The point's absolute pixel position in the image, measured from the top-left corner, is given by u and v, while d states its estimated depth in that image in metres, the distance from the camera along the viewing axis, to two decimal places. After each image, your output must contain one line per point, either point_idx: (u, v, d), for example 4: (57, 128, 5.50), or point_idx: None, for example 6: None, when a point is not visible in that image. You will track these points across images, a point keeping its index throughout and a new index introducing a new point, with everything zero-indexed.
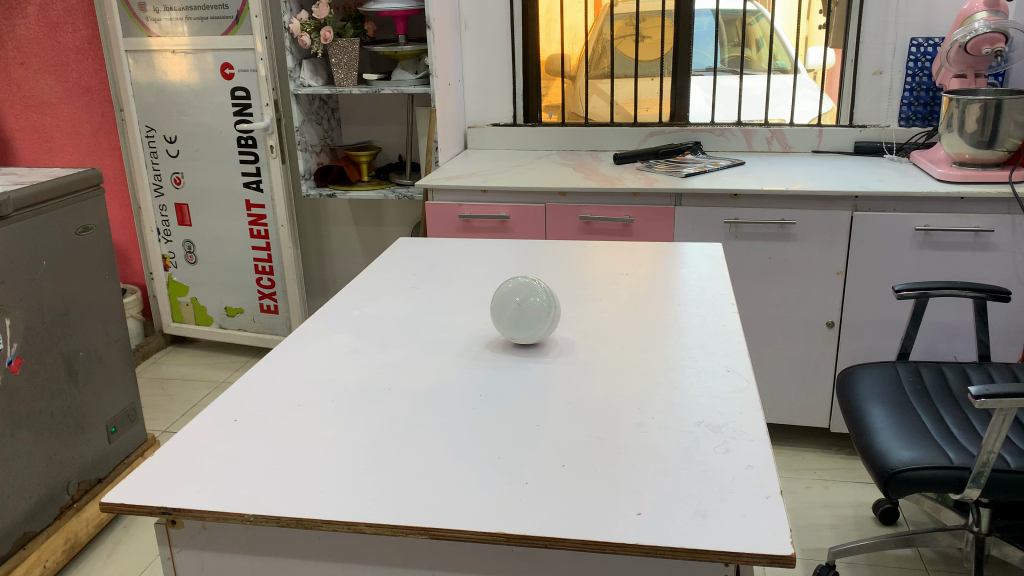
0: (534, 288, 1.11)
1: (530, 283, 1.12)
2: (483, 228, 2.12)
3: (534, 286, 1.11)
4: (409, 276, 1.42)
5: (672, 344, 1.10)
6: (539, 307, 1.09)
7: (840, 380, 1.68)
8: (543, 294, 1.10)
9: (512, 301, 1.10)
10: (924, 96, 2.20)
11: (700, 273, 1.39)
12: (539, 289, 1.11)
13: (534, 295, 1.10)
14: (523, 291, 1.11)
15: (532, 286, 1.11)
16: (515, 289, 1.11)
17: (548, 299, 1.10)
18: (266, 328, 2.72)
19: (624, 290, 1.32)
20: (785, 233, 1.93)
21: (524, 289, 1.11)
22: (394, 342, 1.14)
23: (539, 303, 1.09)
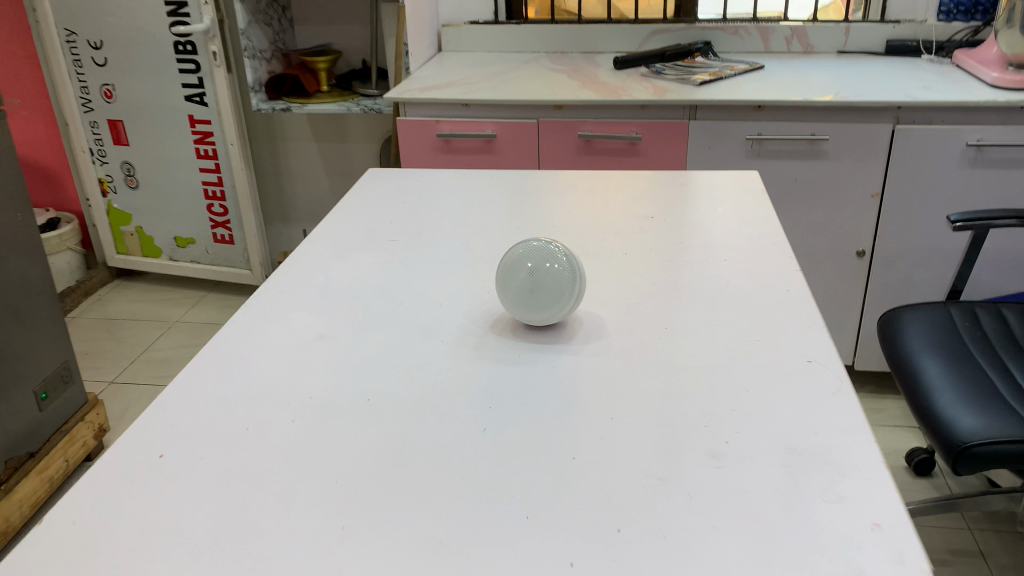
0: (551, 252, 0.86)
1: (548, 246, 0.87)
2: (465, 148, 1.84)
3: (553, 250, 0.86)
4: (385, 222, 1.16)
5: (726, 320, 0.87)
6: (556, 278, 0.84)
7: (883, 327, 1.46)
8: (565, 261, 0.85)
9: (522, 268, 0.86)
10: None
11: (739, 213, 1.15)
12: (559, 253, 0.86)
13: (551, 262, 0.85)
14: (537, 255, 0.86)
15: (548, 249, 0.86)
16: (526, 253, 0.87)
17: (572, 269, 0.85)
18: (222, 260, 2.46)
19: (652, 239, 1.08)
20: (815, 151, 1.68)
21: (537, 253, 0.86)
22: (370, 322, 0.89)
23: (556, 274, 0.85)
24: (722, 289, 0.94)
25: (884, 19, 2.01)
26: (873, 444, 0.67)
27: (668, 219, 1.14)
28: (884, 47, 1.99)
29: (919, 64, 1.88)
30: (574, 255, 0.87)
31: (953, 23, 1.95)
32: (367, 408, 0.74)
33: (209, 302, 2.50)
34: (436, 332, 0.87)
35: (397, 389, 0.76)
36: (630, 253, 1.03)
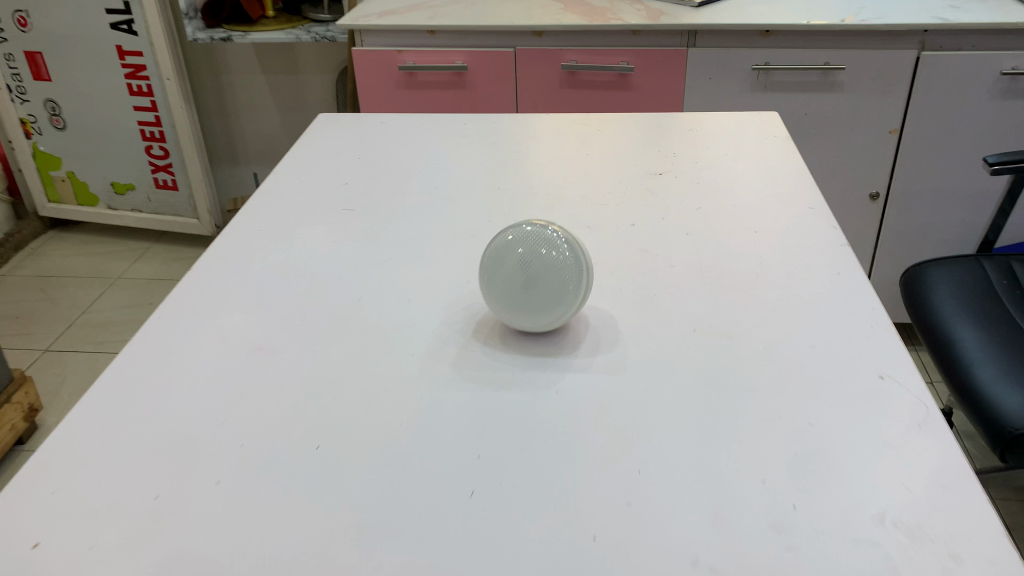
0: (549, 242, 0.66)
1: (545, 230, 0.67)
2: (432, 83, 1.62)
3: (552, 239, 0.66)
4: (339, 185, 0.96)
5: (768, 316, 0.70)
6: (552, 281, 0.66)
7: (907, 288, 1.30)
8: (566, 256, 0.66)
9: (513, 257, 0.67)
10: None
11: (761, 167, 0.97)
12: (559, 243, 0.66)
13: (548, 256, 0.66)
14: (530, 245, 0.67)
15: (546, 237, 0.66)
16: (517, 238, 0.67)
17: (575, 265, 0.66)
18: (166, 207, 2.23)
19: (662, 203, 0.89)
20: (829, 82, 1.49)
21: (531, 242, 0.67)
22: (321, 328, 0.70)
23: (553, 273, 0.66)
24: (755, 272, 0.76)
25: None
26: (987, 508, 0.51)
27: (678, 176, 0.95)
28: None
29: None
30: (579, 243, 0.67)
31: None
32: (319, 460, 0.56)
33: (155, 254, 2.28)
34: (406, 339, 0.69)
35: (358, 429, 0.59)
36: (639, 223, 0.85)
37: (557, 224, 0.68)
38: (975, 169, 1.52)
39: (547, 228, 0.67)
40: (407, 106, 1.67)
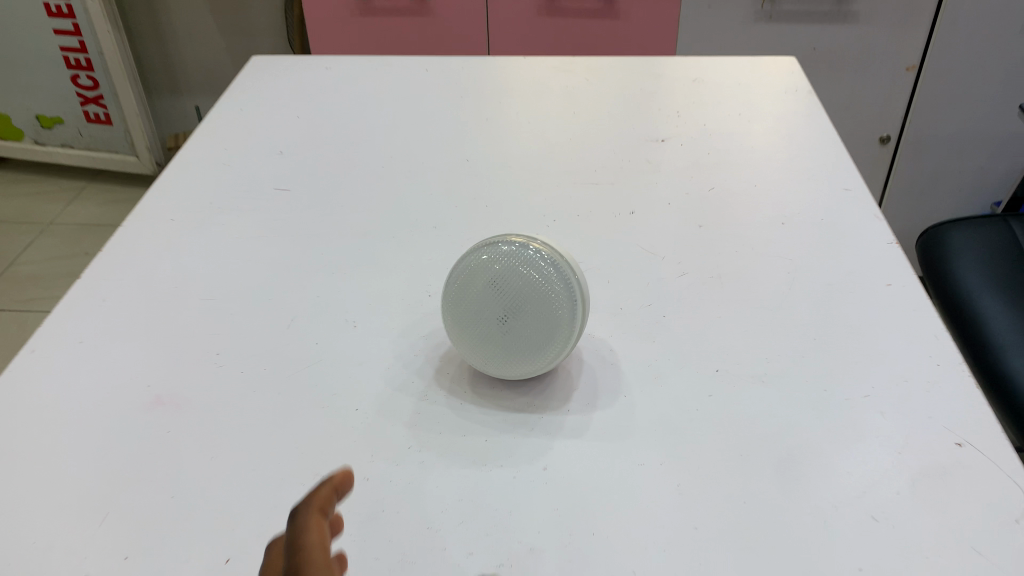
0: (531, 267, 0.50)
1: (526, 249, 0.51)
2: (390, 8, 1.42)
3: (535, 262, 0.51)
4: (273, 156, 0.79)
5: (806, 348, 0.55)
6: (536, 316, 0.51)
7: (927, 253, 1.15)
8: (553, 285, 0.50)
9: (487, 275, 0.51)
10: None
11: (783, 133, 0.81)
12: (546, 267, 0.51)
13: (530, 287, 0.50)
14: (505, 271, 0.51)
15: (527, 258, 0.51)
16: (486, 262, 0.51)
17: (566, 292, 0.51)
18: (100, 144, 2.01)
19: (666, 182, 0.73)
20: (842, 12, 1.32)
21: (506, 266, 0.51)
22: (242, 366, 0.55)
23: (537, 307, 0.51)
24: (787, 283, 0.61)
25: None
26: None
27: (684, 143, 0.79)
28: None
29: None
30: (570, 265, 0.52)
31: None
32: None
33: (91, 195, 2.08)
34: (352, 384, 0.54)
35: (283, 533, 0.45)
36: (639, 211, 0.70)
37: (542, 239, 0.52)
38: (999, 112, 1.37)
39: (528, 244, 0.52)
40: (363, 36, 1.46)
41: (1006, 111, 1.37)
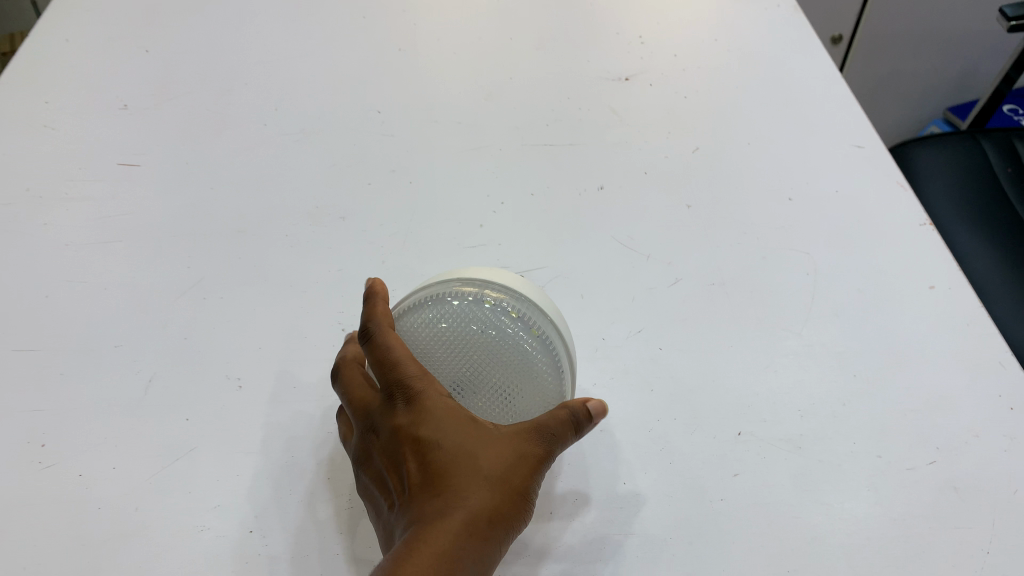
0: (490, 326, 0.35)
1: (482, 299, 0.36)
2: None
3: (494, 318, 0.36)
4: (116, 113, 0.60)
5: (847, 385, 0.43)
6: (501, 394, 0.36)
7: None
8: (520, 349, 0.35)
9: (439, 331, 0.36)
10: None
11: (765, 62, 0.65)
12: (510, 324, 0.36)
13: (489, 355, 0.35)
14: (451, 332, 0.36)
15: (482, 313, 0.36)
16: (426, 320, 0.37)
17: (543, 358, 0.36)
18: None
19: (639, 141, 0.58)
20: None
21: (453, 325, 0.36)
22: (95, 461, 0.40)
23: (501, 383, 0.35)
24: (810, 286, 0.48)
25: None
26: None
27: (653, 83, 0.63)
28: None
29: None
30: (546, 319, 0.37)
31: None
32: None
33: None
34: (258, 479, 0.39)
35: None
36: (610, 183, 0.55)
37: (504, 283, 0.37)
38: (961, 9, 1.24)
39: (486, 291, 0.37)
40: None
41: (968, 7, 1.24)
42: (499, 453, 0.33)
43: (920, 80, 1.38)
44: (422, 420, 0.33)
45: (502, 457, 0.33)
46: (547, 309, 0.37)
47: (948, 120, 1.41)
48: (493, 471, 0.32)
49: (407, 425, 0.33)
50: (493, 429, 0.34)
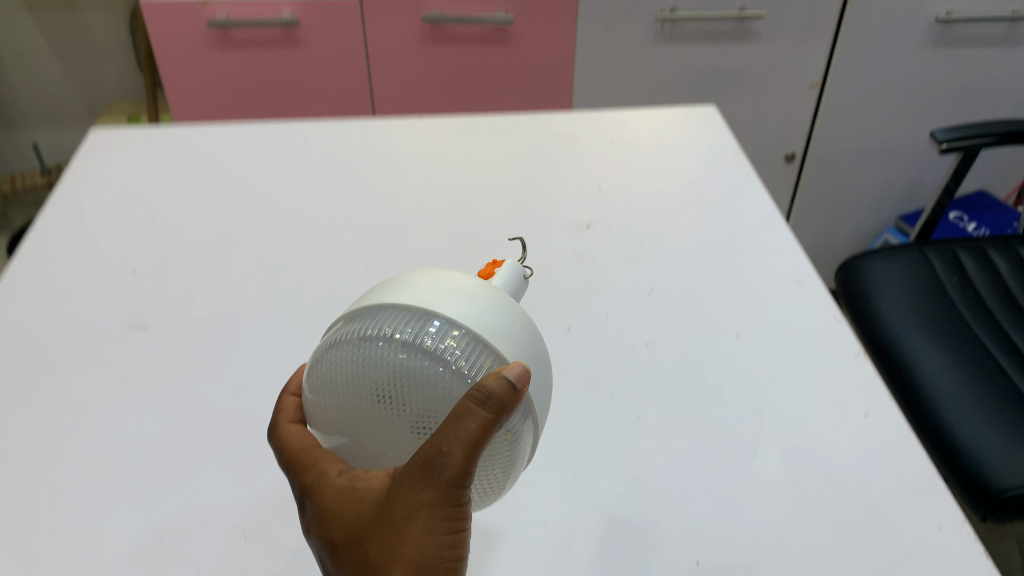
0: (394, 352, 0.34)
1: (381, 322, 0.35)
2: (253, 40, 1.28)
3: (394, 339, 0.34)
4: (125, 278, 0.66)
5: (790, 511, 0.47)
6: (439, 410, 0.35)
7: (848, 291, 1.11)
8: (434, 364, 0.34)
9: (381, 373, 0.34)
10: None
11: (713, 201, 0.73)
12: (412, 340, 0.34)
13: (403, 381, 0.34)
14: (360, 371, 0.34)
15: (382, 340, 0.34)
16: (335, 365, 0.36)
17: (462, 356, 0.34)
18: None
19: (601, 283, 0.64)
20: (743, 32, 1.31)
21: (359, 366, 0.35)
22: None
23: (433, 400, 0.34)
24: (756, 419, 0.53)
25: None
26: None
27: (612, 229, 0.70)
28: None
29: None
30: (447, 314, 0.35)
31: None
32: None
33: None
34: None
35: None
36: (575, 326, 0.60)
37: (398, 297, 0.36)
38: (899, 126, 1.41)
39: (381, 313, 0.36)
40: (224, 70, 1.32)
41: (905, 124, 1.41)
42: (392, 504, 0.35)
43: (874, 190, 1.51)
44: (320, 512, 0.37)
45: (398, 507, 0.35)
46: (451, 301, 0.36)
47: (900, 228, 1.52)
48: (394, 523, 0.35)
49: (315, 519, 0.38)
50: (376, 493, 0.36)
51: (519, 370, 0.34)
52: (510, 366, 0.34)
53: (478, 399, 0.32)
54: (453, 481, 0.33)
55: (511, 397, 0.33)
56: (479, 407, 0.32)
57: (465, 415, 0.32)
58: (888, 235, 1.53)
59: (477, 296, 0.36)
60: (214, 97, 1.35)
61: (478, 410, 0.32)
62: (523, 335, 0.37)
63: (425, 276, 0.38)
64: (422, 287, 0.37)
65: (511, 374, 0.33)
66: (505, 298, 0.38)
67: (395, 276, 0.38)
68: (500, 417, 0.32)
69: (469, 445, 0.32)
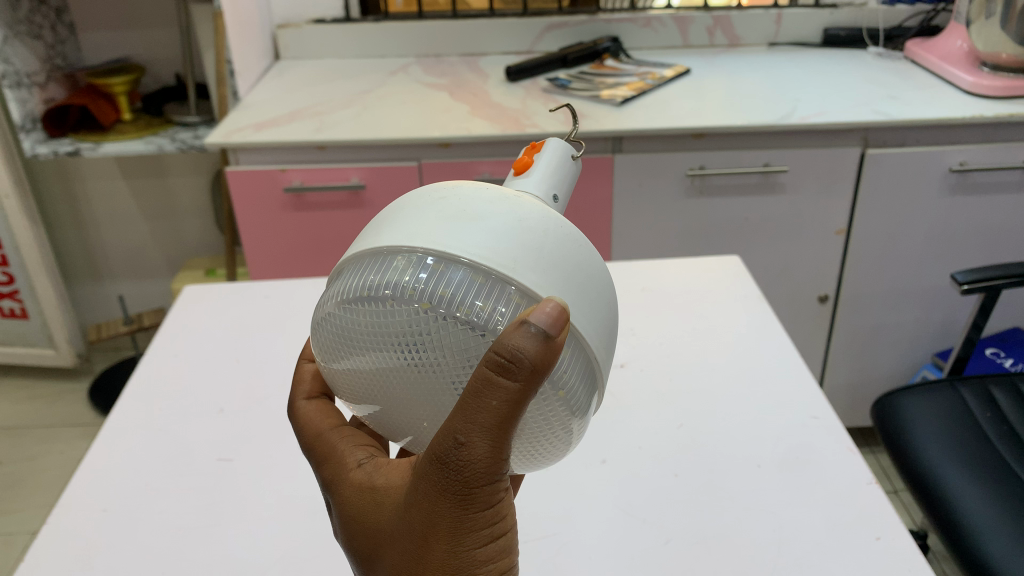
0: (406, 298, 0.38)
1: (396, 270, 0.40)
2: (324, 203, 1.43)
3: (406, 285, 0.39)
4: (213, 417, 0.76)
5: None
6: (454, 353, 0.39)
7: (883, 427, 1.14)
8: (442, 309, 0.38)
9: (398, 319, 0.38)
10: None
11: (732, 342, 0.81)
12: (423, 286, 0.38)
13: (414, 325, 0.38)
14: (382, 317, 0.39)
15: (395, 286, 0.39)
16: (358, 315, 0.40)
17: (473, 299, 0.38)
18: (17, 339, 1.93)
19: (635, 418, 0.71)
20: (769, 184, 1.42)
21: (378, 317, 0.39)
22: None
23: (446, 341, 0.38)
24: (775, 543, 0.58)
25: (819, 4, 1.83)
26: None
27: (643, 368, 0.77)
28: (821, 36, 1.83)
29: (867, 59, 1.72)
30: (459, 255, 0.39)
31: (898, 4, 1.80)
32: None
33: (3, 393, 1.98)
34: None
35: None
36: (611, 457, 0.67)
37: (412, 242, 0.40)
38: (927, 267, 1.49)
39: (396, 260, 0.40)
40: (295, 229, 1.46)
41: (932, 265, 1.48)
42: (408, 508, 0.43)
43: (909, 328, 1.56)
44: (344, 507, 0.46)
45: (415, 509, 0.42)
46: (463, 237, 0.40)
47: (937, 364, 1.55)
48: (414, 525, 0.43)
49: (341, 510, 0.46)
50: (391, 499, 0.44)
51: (546, 316, 0.36)
52: (539, 312, 0.36)
53: (500, 366, 0.36)
54: (471, 469, 0.39)
55: (536, 356, 0.35)
56: (504, 378, 0.36)
57: (492, 386, 0.36)
58: (926, 372, 1.56)
59: (491, 230, 0.40)
60: (285, 253, 1.49)
61: (503, 380, 0.36)
62: (546, 262, 0.41)
63: (443, 214, 0.42)
64: (437, 229, 0.41)
65: (538, 321, 0.36)
66: (525, 224, 0.41)
67: (413, 214, 0.43)
68: (525, 383, 0.36)
69: (489, 420, 0.37)
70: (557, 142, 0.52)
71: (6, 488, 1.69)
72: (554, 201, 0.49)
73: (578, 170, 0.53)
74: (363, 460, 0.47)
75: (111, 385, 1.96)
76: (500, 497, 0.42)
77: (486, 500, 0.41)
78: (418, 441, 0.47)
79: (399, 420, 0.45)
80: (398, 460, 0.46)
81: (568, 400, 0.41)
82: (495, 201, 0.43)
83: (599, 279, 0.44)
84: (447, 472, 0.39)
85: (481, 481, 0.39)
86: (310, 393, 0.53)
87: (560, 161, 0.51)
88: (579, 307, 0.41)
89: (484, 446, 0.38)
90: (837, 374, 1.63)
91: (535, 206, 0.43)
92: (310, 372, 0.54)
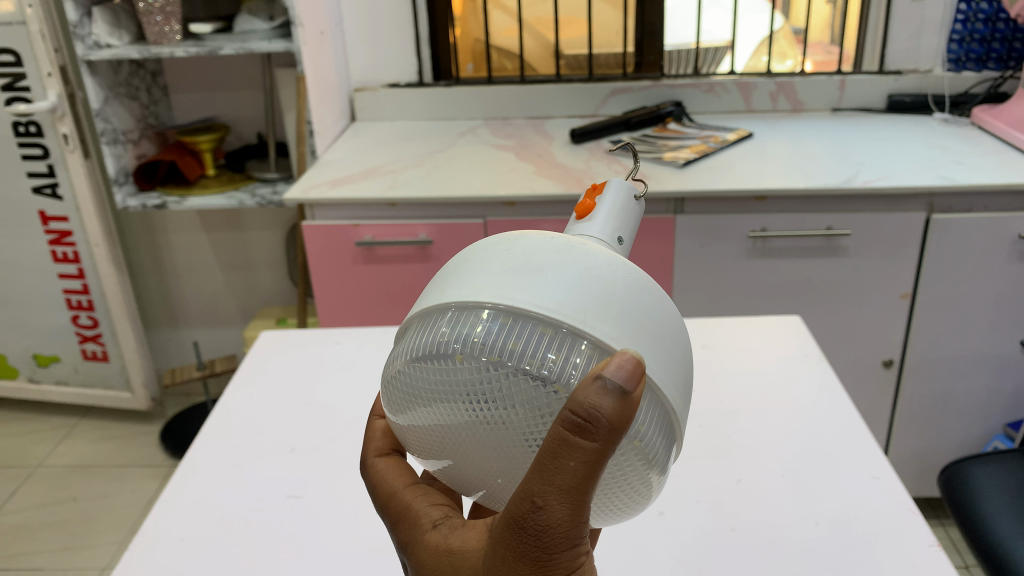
0: (476, 353, 0.41)
1: (464, 325, 0.43)
2: (392, 257, 1.49)
3: (476, 340, 0.41)
4: (285, 455, 0.80)
5: None
6: (522, 405, 0.41)
7: (950, 497, 1.11)
8: (511, 362, 0.41)
9: (471, 368, 0.41)
10: (976, 49, 1.78)
11: (796, 405, 0.80)
12: (492, 341, 0.41)
13: (487, 381, 0.41)
14: (455, 372, 0.42)
15: (464, 341, 0.42)
16: (427, 370, 0.43)
17: (543, 352, 0.41)
18: (95, 380, 2.02)
19: (689, 473, 0.72)
20: (832, 247, 1.42)
21: (448, 372, 0.42)
22: None
23: (515, 395, 0.41)
24: None
25: (883, 70, 1.86)
26: None
27: (702, 423, 0.79)
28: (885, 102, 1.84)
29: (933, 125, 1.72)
30: (529, 309, 0.42)
31: (964, 72, 1.81)
32: None
33: (81, 433, 2.07)
34: None
35: None
36: (667, 510, 0.68)
37: (481, 296, 0.43)
38: (996, 334, 1.46)
39: (465, 315, 0.43)
40: (365, 282, 1.52)
41: (1001, 334, 1.46)
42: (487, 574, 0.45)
43: (980, 398, 1.52)
44: (419, 568, 0.48)
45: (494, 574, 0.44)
46: (531, 290, 0.43)
47: (1009, 435, 1.51)
48: None
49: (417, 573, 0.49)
50: (467, 564, 0.46)
51: (620, 371, 0.38)
52: (611, 368, 0.38)
53: (577, 426, 0.38)
54: (551, 533, 0.41)
55: (612, 414, 0.38)
56: (580, 438, 0.38)
57: (570, 445, 0.38)
58: (995, 441, 1.53)
59: (561, 282, 0.43)
60: (353, 304, 1.55)
61: (580, 440, 0.38)
62: (615, 311, 0.43)
63: (510, 267, 0.44)
64: (507, 283, 0.43)
65: (613, 376, 0.38)
66: (593, 273, 0.44)
67: (481, 268, 0.46)
68: (602, 442, 0.38)
69: (568, 482, 0.39)
70: (617, 183, 0.55)
71: (79, 524, 1.76)
72: (619, 242, 0.52)
73: (640, 211, 0.56)
74: (438, 520, 0.49)
75: (182, 429, 2.03)
76: (579, 561, 0.44)
77: (566, 566, 0.43)
78: (490, 495, 0.49)
79: (470, 473, 0.47)
80: (473, 523, 0.48)
81: (644, 451, 0.43)
82: (561, 252, 0.45)
83: (671, 328, 0.46)
84: (526, 537, 0.41)
85: (560, 545, 0.42)
86: (381, 449, 0.56)
87: (622, 203, 0.54)
88: (654, 358, 0.44)
89: (562, 509, 0.40)
90: (905, 442, 1.58)
91: (601, 256, 0.46)
92: (380, 428, 0.57)
